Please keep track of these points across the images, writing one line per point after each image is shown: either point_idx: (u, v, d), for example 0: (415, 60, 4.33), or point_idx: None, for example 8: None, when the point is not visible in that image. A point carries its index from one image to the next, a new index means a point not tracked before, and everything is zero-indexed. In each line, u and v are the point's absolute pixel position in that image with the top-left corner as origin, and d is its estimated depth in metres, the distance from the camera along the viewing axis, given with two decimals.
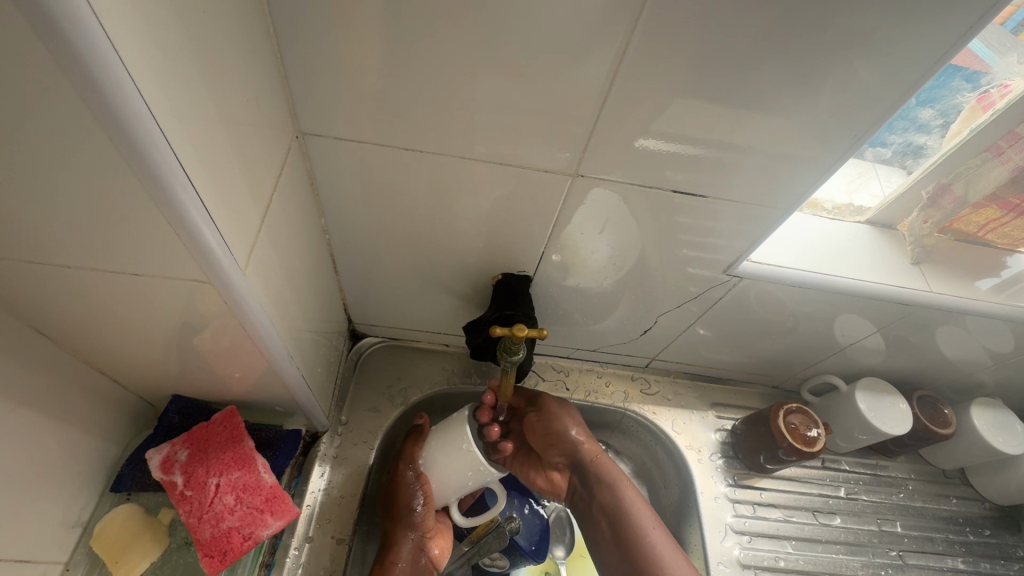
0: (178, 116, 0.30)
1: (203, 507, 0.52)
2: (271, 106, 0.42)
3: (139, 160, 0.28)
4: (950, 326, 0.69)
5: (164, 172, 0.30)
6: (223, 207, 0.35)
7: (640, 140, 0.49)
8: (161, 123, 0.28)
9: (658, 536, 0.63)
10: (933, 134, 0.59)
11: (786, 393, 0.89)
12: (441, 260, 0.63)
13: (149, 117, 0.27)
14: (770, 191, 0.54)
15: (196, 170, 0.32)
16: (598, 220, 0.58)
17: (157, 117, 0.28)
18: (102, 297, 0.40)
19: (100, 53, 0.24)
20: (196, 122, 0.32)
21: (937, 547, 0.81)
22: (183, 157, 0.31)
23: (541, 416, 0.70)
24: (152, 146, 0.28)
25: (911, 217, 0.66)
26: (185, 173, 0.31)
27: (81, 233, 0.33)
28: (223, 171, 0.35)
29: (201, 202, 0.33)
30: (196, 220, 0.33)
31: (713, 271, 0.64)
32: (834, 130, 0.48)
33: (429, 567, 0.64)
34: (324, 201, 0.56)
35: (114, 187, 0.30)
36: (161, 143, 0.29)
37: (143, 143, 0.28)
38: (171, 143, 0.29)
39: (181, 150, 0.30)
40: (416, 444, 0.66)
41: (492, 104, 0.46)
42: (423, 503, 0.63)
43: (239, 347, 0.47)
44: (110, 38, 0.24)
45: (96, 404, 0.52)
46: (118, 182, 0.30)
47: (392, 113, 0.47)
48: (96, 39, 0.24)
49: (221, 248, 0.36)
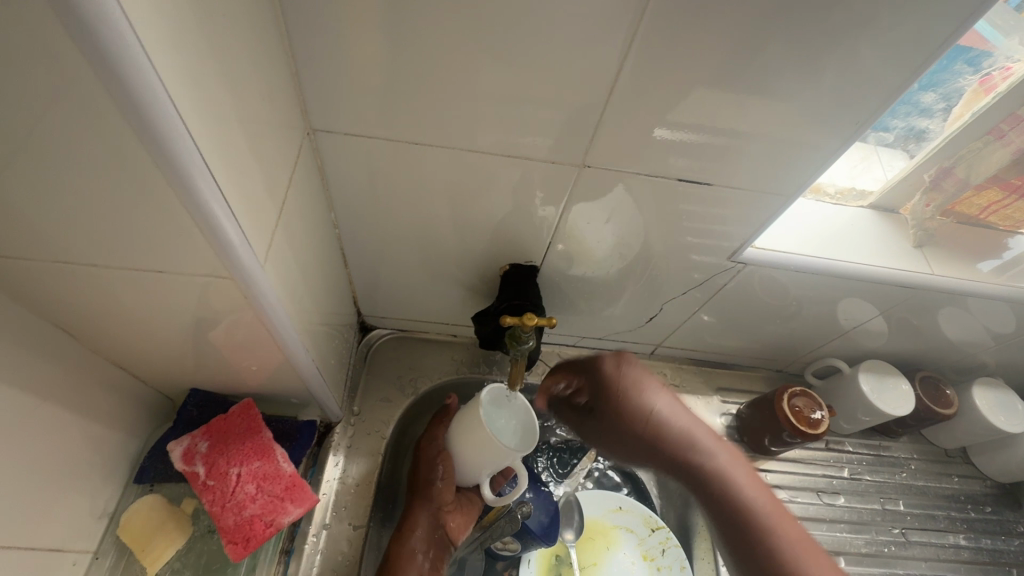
0: (199, 115, 0.31)
1: (225, 496, 0.54)
2: (283, 103, 0.43)
3: (164, 156, 0.29)
4: (953, 308, 0.69)
5: (190, 167, 0.30)
6: (242, 203, 0.36)
7: (657, 131, 0.50)
8: (185, 120, 0.29)
9: (760, 494, 0.59)
10: (935, 119, 0.59)
11: (789, 377, 0.91)
12: (449, 252, 0.64)
13: (173, 113, 0.28)
14: (774, 177, 0.54)
15: (218, 167, 0.33)
16: (603, 209, 0.59)
17: (183, 118, 0.29)
18: (125, 293, 0.41)
19: (130, 51, 0.25)
20: (215, 120, 0.32)
21: (939, 524, 0.83)
22: (206, 155, 0.31)
23: (611, 388, 0.70)
24: (176, 142, 0.29)
25: (913, 202, 0.66)
26: (207, 168, 0.32)
27: (107, 231, 0.34)
28: (242, 167, 0.36)
29: (224, 200, 0.34)
30: (219, 216, 0.34)
31: (717, 258, 0.64)
32: (838, 114, 0.48)
33: (445, 539, 0.67)
34: (335, 197, 0.57)
35: (139, 184, 0.31)
36: (185, 139, 0.29)
37: (169, 140, 0.29)
38: (195, 138, 0.30)
39: (203, 147, 0.31)
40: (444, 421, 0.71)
41: (499, 96, 0.47)
42: (441, 478, 0.67)
43: (258, 340, 0.48)
44: (137, 35, 0.25)
45: (119, 398, 0.53)
46: (143, 179, 0.31)
47: (401, 107, 0.48)
48: (128, 43, 0.25)
49: (242, 243, 0.37)
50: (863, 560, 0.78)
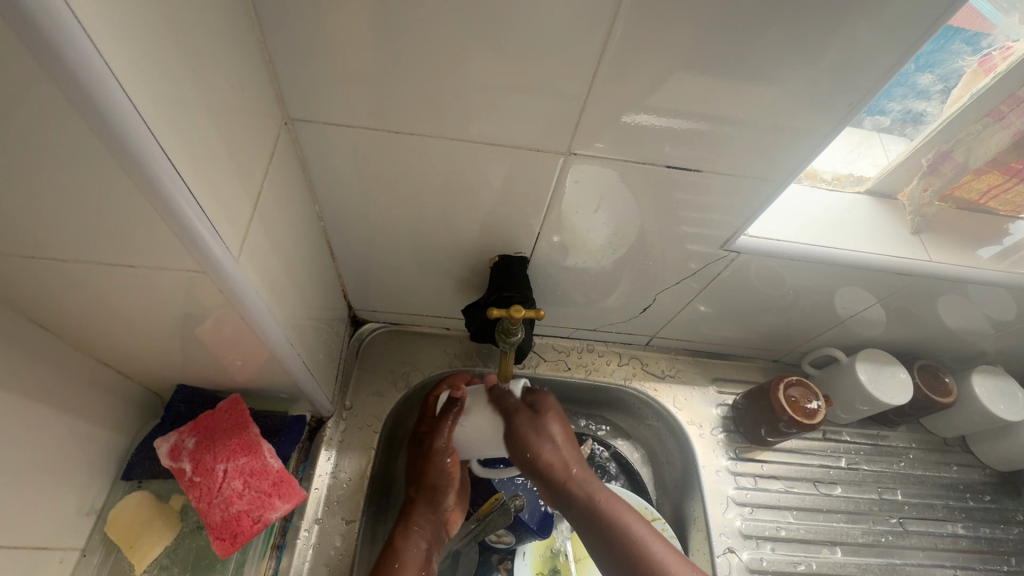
0: (160, 106, 0.30)
1: (212, 492, 0.53)
2: (257, 92, 0.42)
3: (119, 146, 0.28)
4: (951, 296, 0.68)
5: (148, 157, 0.29)
6: (210, 194, 0.35)
7: (625, 115, 0.48)
8: (139, 107, 0.28)
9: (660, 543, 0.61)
10: (933, 101, 0.58)
11: (786, 366, 0.90)
12: (438, 243, 0.63)
13: (125, 100, 0.27)
14: (765, 163, 0.53)
15: (181, 160, 0.32)
16: (592, 198, 0.57)
17: (140, 111, 0.28)
18: (99, 290, 0.40)
19: (68, 33, 0.23)
20: (178, 108, 0.31)
21: (938, 513, 0.82)
22: (167, 148, 0.31)
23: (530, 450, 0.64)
24: (130, 130, 0.28)
25: (911, 186, 0.65)
26: (167, 158, 0.30)
27: (72, 227, 0.33)
28: (210, 159, 0.35)
29: (189, 193, 0.33)
30: (184, 207, 0.33)
31: (711, 247, 0.63)
32: (830, 97, 0.47)
33: (446, 525, 0.69)
34: (318, 188, 0.56)
35: (99, 177, 0.30)
36: (140, 127, 0.28)
37: (122, 128, 0.27)
38: (151, 127, 0.29)
39: (162, 135, 0.30)
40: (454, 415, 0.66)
41: (481, 82, 0.45)
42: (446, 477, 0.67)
43: (240, 335, 0.47)
44: (76, 17, 0.23)
45: (103, 395, 0.52)
46: (100, 170, 0.29)
47: (381, 96, 0.46)
48: (72, 34, 0.24)
49: (211, 235, 0.36)
50: (860, 550, 0.77)
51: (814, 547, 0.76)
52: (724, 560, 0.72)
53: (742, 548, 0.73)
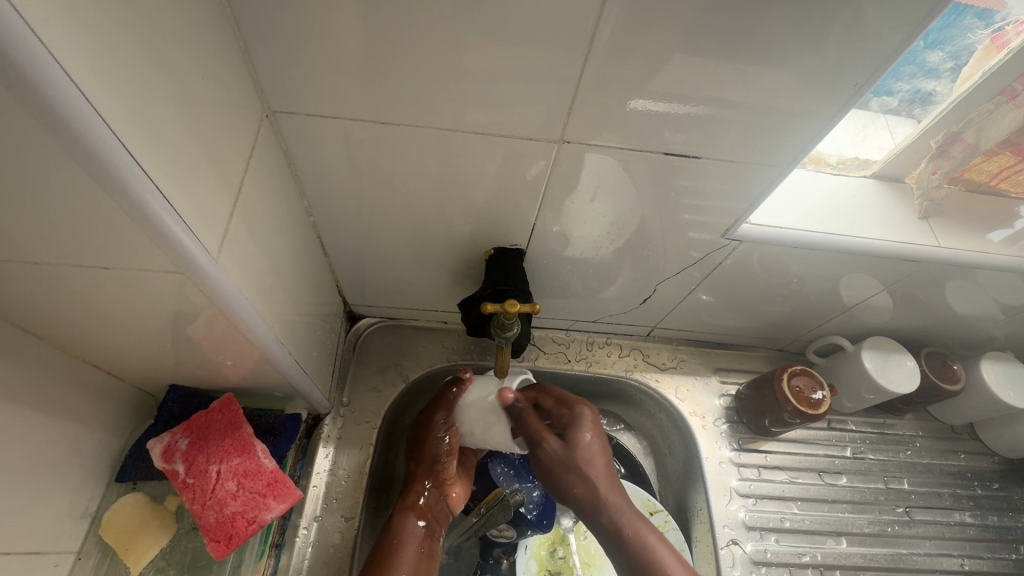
0: (122, 103, 0.28)
1: (205, 494, 0.53)
2: (234, 84, 0.40)
3: (75, 143, 0.26)
4: (961, 282, 0.67)
5: (108, 154, 0.28)
6: (183, 192, 0.34)
7: (631, 102, 0.47)
8: (92, 100, 0.26)
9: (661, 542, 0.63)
10: (942, 79, 0.55)
11: (791, 355, 0.88)
12: (432, 237, 0.62)
13: (75, 93, 0.25)
14: (767, 147, 0.51)
15: (148, 158, 0.30)
16: (589, 187, 0.56)
17: (98, 109, 0.27)
18: (78, 294, 0.39)
19: (12, 29, 0.22)
20: (141, 103, 0.30)
21: (945, 502, 0.81)
22: (132, 147, 0.29)
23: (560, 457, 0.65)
24: (86, 126, 0.26)
25: (919, 169, 0.63)
26: (129, 154, 0.29)
27: (39, 233, 0.32)
28: (181, 155, 0.33)
29: (159, 193, 0.31)
30: (154, 206, 0.31)
31: (712, 235, 0.62)
32: (833, 77, 0.45)
33: (446, 511, 0.67)
34: (306, 182, 0.54)
35: (59, 178, 0.28)
36: (95, 122, 0.26)
37: (76, 123, 0.26)
38: (108, 122, 0.27)
39: (122, 131, 0.28)
40: (450, 398, 0.69)
41: (468, 69, 0.44)
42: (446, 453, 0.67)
43: (228, 334, 0.46)
44: (12, 3, 0.22)
45: (93, 398, 0.52)
46: (59, 171, 0.28)
47: (365, 85, 0.45)
48: (17, 30, 0.22)
49: (185, 235, 0.34)
50: (866, 540, 0.76)
51: (819, 537, 0.75)
52: (727, 552, 0.71)
53: (745, 540, 0.73)
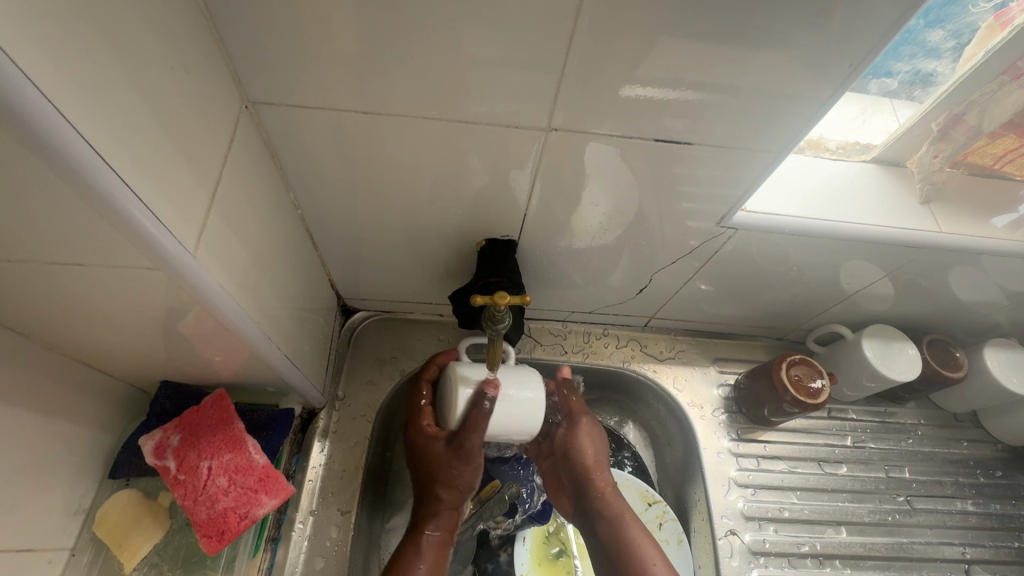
0: (82, 95, 0.27)
1: (197, 490, 0.53)
2: (209, 74, 0.39)
3: (27, 133, 0.25)
4: (963, 267, 0.65)
5: (64, 143, 0.26)
6: (154, 186, 0.33)
7: (623, 89, 0.46)
8: (41, 85, 0.25)
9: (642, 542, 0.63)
10: (944, 60, 0.54)
11: (791, 344, 0.87)
12: (422, 228, 0.61)
13: (20, 77, 0.24)
14: (761, 132, 0.50)
15: (113, 151, 0.30)
16: (579, 175, 0.55)
17: (56, 103, 0.26)
18: (53, 293, 0.38)
19: None
20: (102, 92, 0.29)
21: (946, 490, 0.80)
22: (94, 141, 0.28)
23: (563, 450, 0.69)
24: (36, 113, 0.25)
25: (920, 153, 0.61)
26: (87, 143, 0.28)
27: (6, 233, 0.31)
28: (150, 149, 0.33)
29: (126, 187, 0.31)
30: (118, 196, 0.30)
31: (707, 223, 0.61)
32: (825, 57, 0.43)
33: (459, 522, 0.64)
34: (291, 174, 0.53)
35: (16, 174, 0.27)
36: (46, 108, 0.25)
37: (26, 112, 0.24)
38: (62, 110, 0.26)
39: (81, 122, 0.27)
40: (485, 418, 0.59)
41: (449, 55, 0.42)
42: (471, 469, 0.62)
43: (211, 330, 0.46)
44: None
45: (82, 395, 0.51)
46: (13, 165, 0.26)
47: (345, 73, 0.44)
48: None
49: (156, 227, 0.33)
50: (866, 529, 0.76)
51: (818, 527, 0.75)
52: (725, 542, 0.71)
53: (744, 530, 0.72)
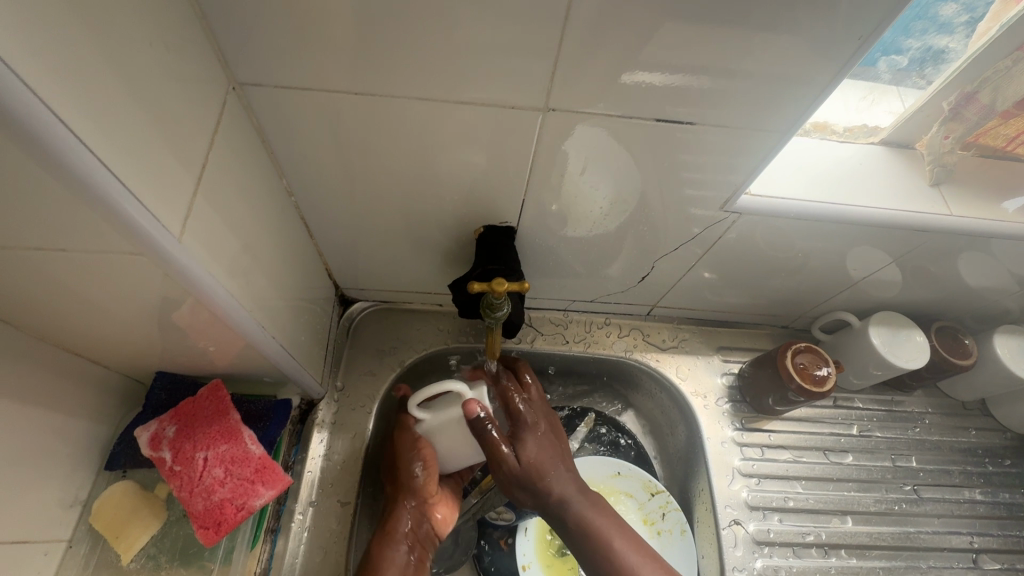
0: (57, 75, 0.26)
1: (193, 481, 0.53)
2: (193, 54, 0.38)
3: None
4: (973, 253, 0.64)
5: (37, 121, 0.25)
6: (136, 170, 0.32)
7: (624, 76, 0.45)
8: (12, 62, 0.24)
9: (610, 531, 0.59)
10: (956, 35, 0.52)
11: (796, 332, 0.86)
12: (419, 216, 0.60)
13: None
14: (767, 112, 0.48)
15: (92, 133, 0.29)
16: (578, 159, 0.53)
17: (30, 82, 0.25)
18: (39, 282, 0.37)
19: None
20: (77, 70, 0.28)
21: (954, 479, 0.79)
22: (73, 123, 0.27)
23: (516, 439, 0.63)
24: (3, 89, 0.23)
25: (930, 134, 0.59)
26: (61, 122, 0.26)
27: None
28: (128, 131, 0.32)
29: (107, 170, 0.30)
30: (97, 177, 0.29)
31: (710, 209, 0.59)
32: (834, 33, 0.41)
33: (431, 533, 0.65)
34: (283, 160, 0.52)
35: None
36: (15, 83, 0.24)
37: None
38: (34, 86, 0.25)
39: (54, 100, 0.26)
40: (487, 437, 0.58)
41: (441, 34, 0.41)
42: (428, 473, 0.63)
43: (204, 321, 0.45)
44: None
45: (77, 387, 0.51)
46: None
47: (335, 54, 0.42)
48: None
49: (138, 210, 0.32)
50: (872, 519, 0.75)
51: (824, 517, 0.74)
52: (729, 532, 0.70)
53: (748, 520, 0.71)
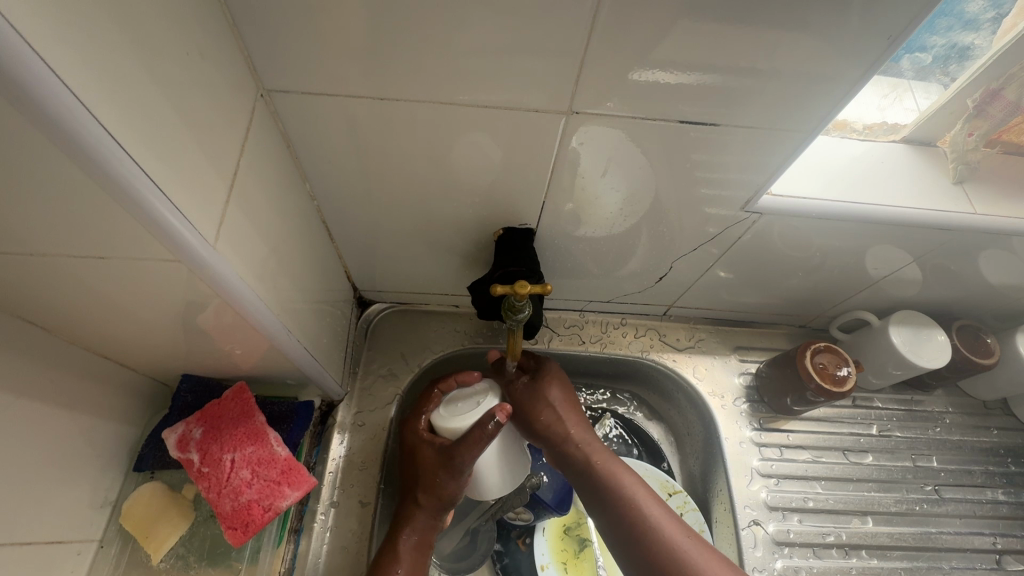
0: (102, 91, 0.27)
1: (221, 483, 0.53)
2: (224, 63, 0.39)
3: (53, 128, 0.25)
4: (995, 251, 0.63)
5: (84, 132, 0.26)
6: (175, 178, 0.33)
7: (633, 73, 0.44)
8: (66, 81, 0.25)
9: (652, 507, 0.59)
10: (982, 31, 0.51)
11: (814, 332, 0.85)
12: (438, 219, 0.60)
13: (48, 74, 0.24)
14: (789, 111, 0.48)
15: (136, 147, 0.30)
16: (599, 161, 0.53)
17: (83, 101, 0.26)
18: (76, 289, 0.38)
19: None
20: (121, 85, 0.28)
21: (976, 480, 0.79)
22: (119, 136, 0.28)
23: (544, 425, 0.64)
24: (58, 106, 0.25)
25: (954, 131, 0.59)
26: (110, 137, 0.28)
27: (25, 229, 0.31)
28: (167, 142, 0.32)
29: (152, 183, 0.31)
30: (139, 187, 0.30)
31: (730, 209, 0.59)
32: (859, 34, 0.41)
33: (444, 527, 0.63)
34: (306, 164, 0.53)
35: (38, 163, 0.27)
36: (70, 102, 0.25)
37: (50, 103, 0.24)
38: (87, 105, 0.26)
39: (100, 111, 0.27)
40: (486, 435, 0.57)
41: (467, 41, 0.41)
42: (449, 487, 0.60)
43: (233, 325, 0.46)
44: None
45: (107, 390, 0.52)
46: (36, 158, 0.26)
47: (360, 61, 0.43)
48: None
49: (176, 219, 0.33)
50: (893, 519, 0.74)
51: (843, 517, 0.73)
52: (748, 533, 0.70)
53: (767, 520, 0.71)
